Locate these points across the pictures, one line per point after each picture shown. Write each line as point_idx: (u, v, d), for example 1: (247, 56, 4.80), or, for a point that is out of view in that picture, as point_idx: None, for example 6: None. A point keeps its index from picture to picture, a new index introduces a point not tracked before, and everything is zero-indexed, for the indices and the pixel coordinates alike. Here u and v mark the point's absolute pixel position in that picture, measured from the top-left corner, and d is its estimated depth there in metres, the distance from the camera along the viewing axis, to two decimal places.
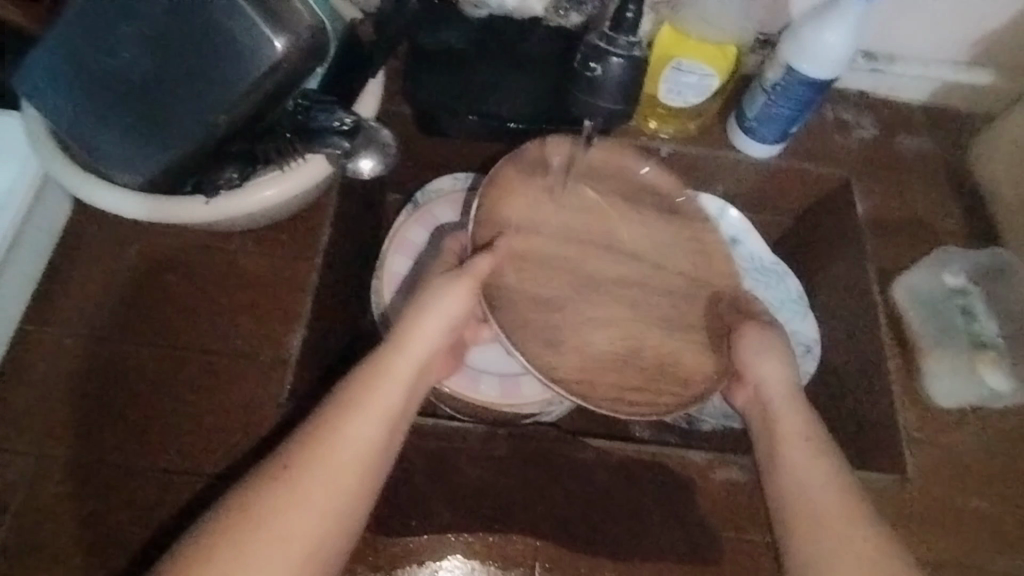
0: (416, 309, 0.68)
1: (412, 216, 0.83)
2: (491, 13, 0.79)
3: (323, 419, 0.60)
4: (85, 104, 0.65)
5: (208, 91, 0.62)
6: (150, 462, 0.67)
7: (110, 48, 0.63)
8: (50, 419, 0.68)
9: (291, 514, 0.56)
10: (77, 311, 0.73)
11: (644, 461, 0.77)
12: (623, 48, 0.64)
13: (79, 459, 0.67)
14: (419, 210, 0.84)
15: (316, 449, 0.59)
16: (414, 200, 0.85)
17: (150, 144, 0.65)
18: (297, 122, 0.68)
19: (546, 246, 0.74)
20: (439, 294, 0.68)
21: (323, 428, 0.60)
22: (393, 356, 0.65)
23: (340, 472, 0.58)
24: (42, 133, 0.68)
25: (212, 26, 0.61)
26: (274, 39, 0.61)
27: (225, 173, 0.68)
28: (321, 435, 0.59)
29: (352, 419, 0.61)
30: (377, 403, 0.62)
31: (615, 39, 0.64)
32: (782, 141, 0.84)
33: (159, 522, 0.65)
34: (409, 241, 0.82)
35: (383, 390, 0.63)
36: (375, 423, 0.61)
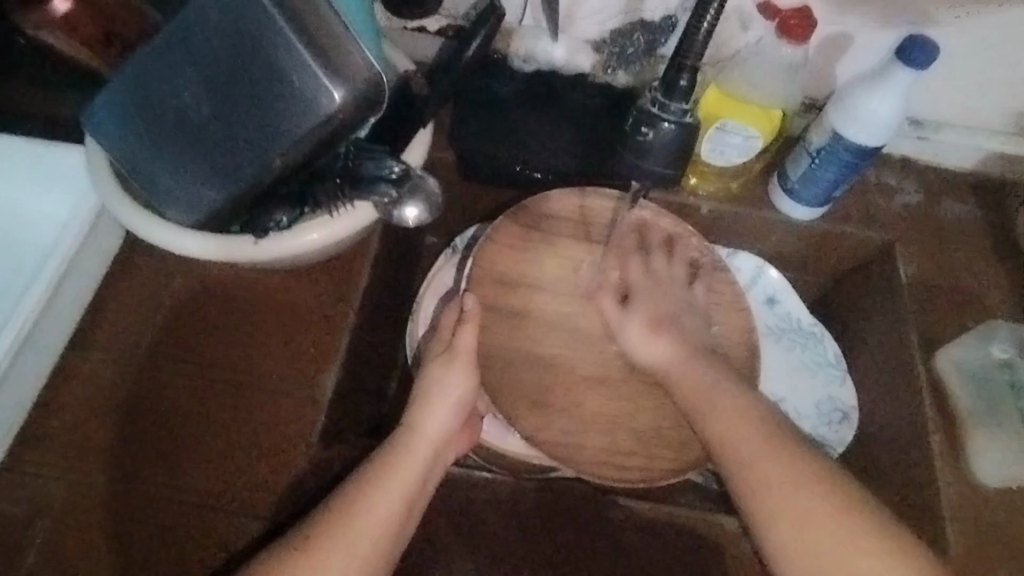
0: (427, 388, 0.70)
1: (452, 260, 0.84)
2: (540, 68, 0.82)
3: (344, 494, 0.62)
4: (143, 142, 0.67)
5: (265, 136, 0.64)
6: (181, 498, 0.67)
7: (170, 91, 0.65)
8: (89, 448, 0.69)
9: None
10: (127, 342, 0.74)
11: (671, 522, 0.76)
12: (674, 113, 0.66)
13: (113, 491, 0.67)
14: (458, 255, 0.84)
15: (338, 524, 0.60)
16: (453, 246, 0.85)
17: (204, 184, 0.67)
18: (347, 168, 0.69)
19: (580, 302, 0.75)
20: (450, 374, 0.70)
21: (343, 503, 0.61)
22: (409, 437, 0.67)
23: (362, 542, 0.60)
24: (99, 168, 0.70)
25: (273, 75, 0.63)
26: (333, 89, 0.63)
27: (274, 217, 0.70)
28: (341, 510, 0.61)
29: (372, 495, 0.62)
30: (396, 480, 0.64)
31: (666, 104, 0.66)
32: (824, 205, 0.84)
33: (186, 560, 0.65)
34: (446, 286, 0.83)
35: (406, 465, 0.65)
36: (395, 497, 0.63)
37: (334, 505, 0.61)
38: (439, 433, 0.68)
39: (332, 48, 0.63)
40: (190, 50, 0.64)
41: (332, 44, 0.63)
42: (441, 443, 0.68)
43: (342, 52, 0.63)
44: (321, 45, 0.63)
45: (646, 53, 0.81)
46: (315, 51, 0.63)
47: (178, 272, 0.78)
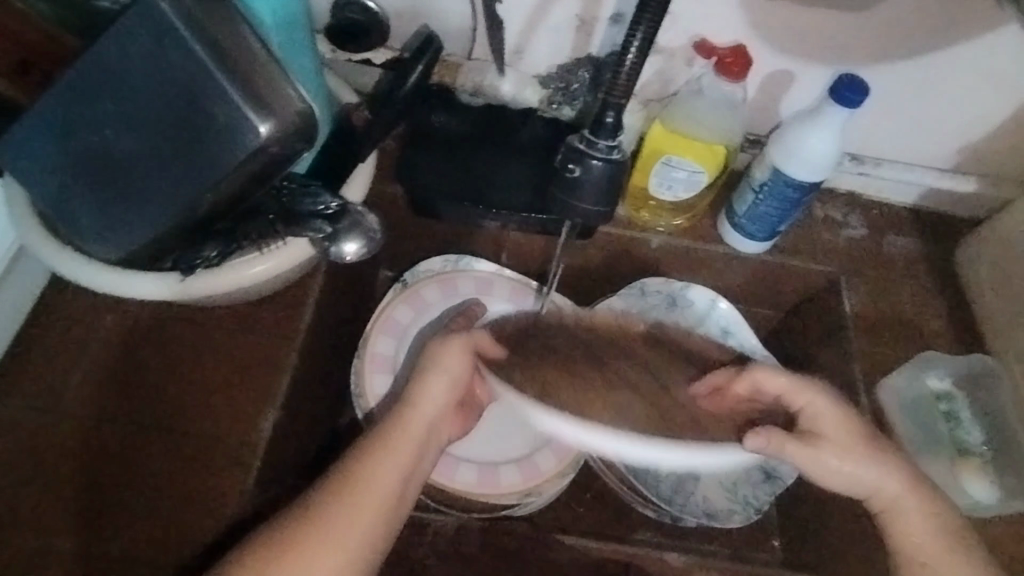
0: (431, 372, 0.66)
1: (400, 294, 0.83)
2: (487, 102, 0.83)
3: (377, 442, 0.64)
4: (56, 176, 0.63)
5: (190, 172, 0.61)
6: (112, 553, 0.64)
7: (84, 125, 0.62)
8: (7, 500, 0.66)
9: (327, 570, 0.58)
10: (50, 384, 0.71)
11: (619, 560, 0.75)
12: (602, 151, 0.62)
13: (33, 546, 0.64)
14: (407, 289, 0.83)
15: (335, 520, 0.59)
16: (403, 281, 0.84)
17: (125, 221, 0.63)
18: (281, 204, 0.66)
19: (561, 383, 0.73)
20: (450, 356, 0.66)
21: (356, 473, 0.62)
22: (401, 418, 0.65)
23: (392, 487, 0.62)
24: (16, 204, 0.66)
25: (197, 109, 0.60)
26: (259, 123, 0.60)
27: (203, 253, 0.66)
28: (330, 506, 0.60)
29: (362, 494, 0.61)
30: (386, 467, 0.62)
31: (594, 142, 0.62)
32: (770, 239, 0.85)
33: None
34: (394, 321, 0.81)
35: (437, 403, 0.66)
36: (390, 486, 0.62)
37: (319, 497, 0.61)
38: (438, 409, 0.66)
39: (264, 81, 0.61)
40: (107, 83, 0.61)
41: (259, 72, 0.60)
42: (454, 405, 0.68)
43: (273, 87, 0.61)
44: (252, 81, 0.60)
45: (591, 91, 0.81)
46: (244, 83, 0.60)
47: (110, 310, 0.75)
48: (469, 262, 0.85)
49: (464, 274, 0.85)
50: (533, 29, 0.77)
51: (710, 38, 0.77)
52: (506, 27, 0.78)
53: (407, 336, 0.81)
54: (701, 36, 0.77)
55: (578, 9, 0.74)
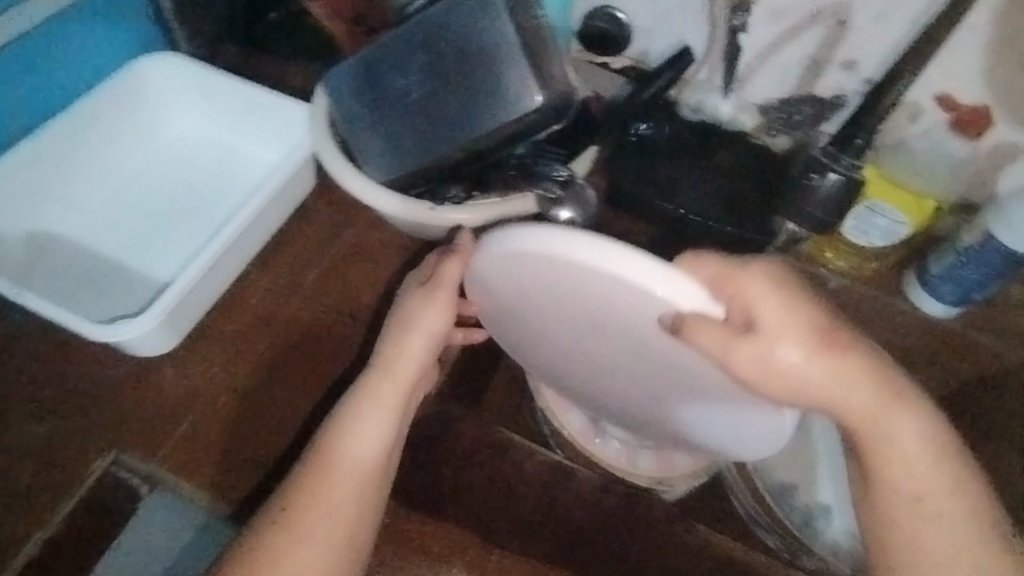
0: (398, 364, 0.62)
1: None
2: (704, 118, 0.92)
3: (338, 415, 0.62)
4: (360, 107, 0.78)
5: (466, 122, 0.74)
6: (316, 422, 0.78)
7: (393, 69, 0.77)
8: (242, 356, 0.80)
9: (308, 551, 0.56)
10: (289, 274, 0.85)
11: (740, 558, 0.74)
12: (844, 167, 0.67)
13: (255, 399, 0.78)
14: None
15: (306, 512, 0.58)
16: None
17: (403, 152, 0.77)
18: (522, 164, 0.77)
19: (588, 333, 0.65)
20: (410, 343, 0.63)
21: (322, 444, 0.61)
22: (365, 401, 0.61)
23: (363, 454, 0.61)
24: (319, 121, 0.81)
25: (487, 71, 0.72)
26: (535, 91, 0.71)
27: (451, 191, 0.79)
28: (303, 495, 0.58)
29: (325, 484, 0.59)
30: (355, 456, 0.61)
31: (837, 157, 0.68)
32: (962, 306, 0.85)
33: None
34: None
35: (402, 363, 0.63)
36: (351, 475, 0.60)
37: (287, 490, 0.59)
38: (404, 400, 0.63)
39: (546, 59, 0.72)
40: (421, 40, 0.75)
41: (545, 53, 0.72)
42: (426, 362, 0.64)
43: (552, 65, 0.72)
44: (538, 57, 0.72)
45: (811, 123, 0.87)
46: (531, 57, 0.72)
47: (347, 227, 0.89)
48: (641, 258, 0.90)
49: None
50: (768, 60, 0.84)
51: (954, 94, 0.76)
52: (743, 57, 0.85)
53: None
54: (945, 94, 0.77)
55: (815, 51, 0.80)
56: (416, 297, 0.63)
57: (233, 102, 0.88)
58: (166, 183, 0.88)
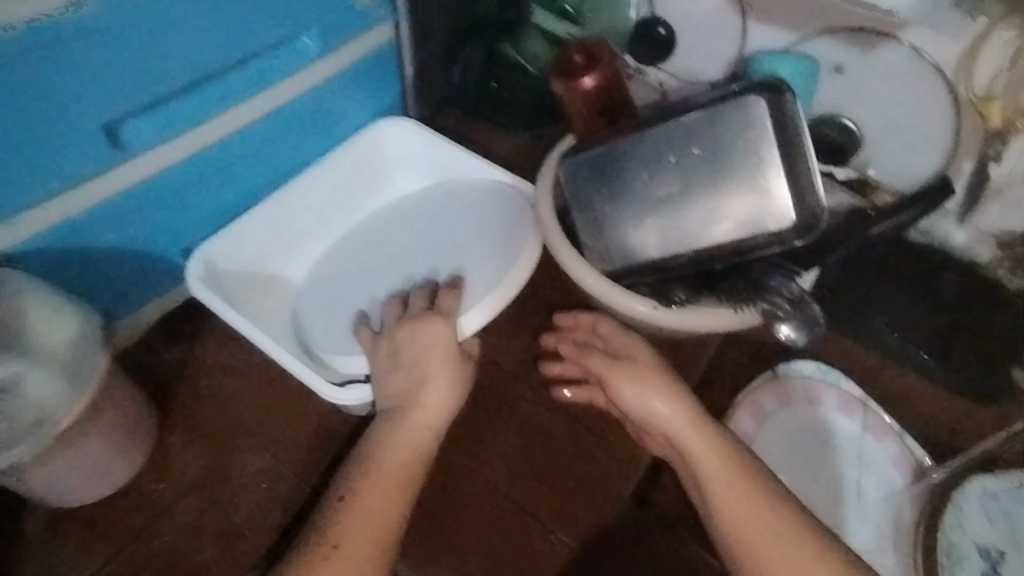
0: (423, 368, 0.70)
1: (770, 383, 0.86)
2: (930, 241, 0.88)
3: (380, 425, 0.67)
4: (593, 195, 0.77)
5: (712, 227, 0.73)
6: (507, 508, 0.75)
7: (636, 163, 0.75)
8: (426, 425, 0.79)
9: (359, 544, 0.60)
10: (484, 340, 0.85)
11: None
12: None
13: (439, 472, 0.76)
14: (778, 381, 0.86)
15: (361, 494, 0.62)
16: (774, 371, 0.86)
17: (635, 244, 0.76)
18: (753, 276, 0.74)
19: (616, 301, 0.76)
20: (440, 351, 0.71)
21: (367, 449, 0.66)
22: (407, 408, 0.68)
23: (408, 450, 0.66)
24: (543, 204, 0.80)
25: (742, 181, 0.71)
26: (790, 210, 0.71)
27: (674, 294, 0.76)
28: (362, 479, 0.63)
29: (373, 471, 0.64)
30: (410, 453, 0.65)
31: None
32: None
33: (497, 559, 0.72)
34: (759, 406, 0.85)
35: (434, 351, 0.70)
36: (402, 467, 0.64)
37: (348, 483, 0.63)
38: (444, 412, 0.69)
39: (805, 174, 0.71)
40: (670, 139, 0.74)
41: (806, 171, 0.71)
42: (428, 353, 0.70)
43: (810, 181, 0.71)
44: (797, 172, 0.71)
45: None
46: (791, 171, 0.71)
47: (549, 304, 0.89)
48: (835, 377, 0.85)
49: (831, 391, 0.85)
50: (1019, 194, 0.80)
51: None
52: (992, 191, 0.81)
53: (766, 424, 0.85)
54: None
55: None
56: (426, 316, 0.73)
57: (460, 172, 0.90)
58: (387, 240, 0.87)
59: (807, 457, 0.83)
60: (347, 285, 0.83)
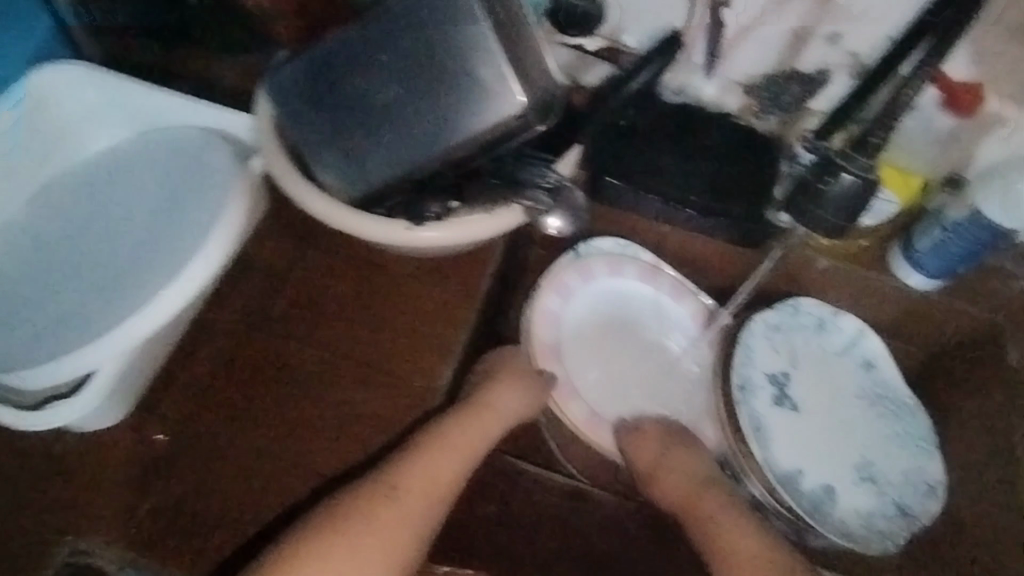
0: (452, 421, 0.74)
1: (572, 263, 0.87)
2: (686, 102, 0.86)
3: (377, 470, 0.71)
4: (319, 119, 0.70)
5: (443, 129, 0.67)
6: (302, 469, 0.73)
7: (354, 75, 0.69)
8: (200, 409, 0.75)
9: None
10: (241, 300, 0.79)
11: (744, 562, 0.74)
12: (858, 166, 0.58)
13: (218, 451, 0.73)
14: (579, 260, 0.88)
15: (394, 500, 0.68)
16: (575, 249, 0.88)
17: (370, 162, 0.70)
18: (506, 171, 0.70)
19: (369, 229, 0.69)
20: (496, 412, 0.77)
21: (353, 496, 0.68)
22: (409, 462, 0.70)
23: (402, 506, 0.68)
24: (270, 140, 0.72)
25: (460, 70, 0.66)
26: (517, 93, 0.65)
27: (427, 207, 0.71)
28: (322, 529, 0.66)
29: (407, 488, 0.69)
30: (434, 480, 0.70)
31: (853, 158, 0.59)
32: (944, 278, 0.85)
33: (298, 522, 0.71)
34: (564, 283, 0.87)
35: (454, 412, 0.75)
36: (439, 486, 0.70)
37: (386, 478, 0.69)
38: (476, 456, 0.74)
39: (526, 52, 0.66)
40: (382, 42, 0.68)
41: (526, 50, 0.66)
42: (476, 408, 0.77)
43: (531, 57, 0.66)
44: (516, 53, 0.66)
45: (799, 101, 0.83)
46: (506, 51, 0.65)
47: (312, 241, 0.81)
48: (636, 252, 0.90)
49: (631, 263, 0.89)
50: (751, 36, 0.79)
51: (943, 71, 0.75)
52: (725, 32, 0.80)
53: (571, 299, 0.87)
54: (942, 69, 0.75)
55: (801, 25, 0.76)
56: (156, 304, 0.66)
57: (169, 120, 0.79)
58: (89, 220, 0.78)
59: (608, 326, 0.89)
60: (56, 290, 0.74)
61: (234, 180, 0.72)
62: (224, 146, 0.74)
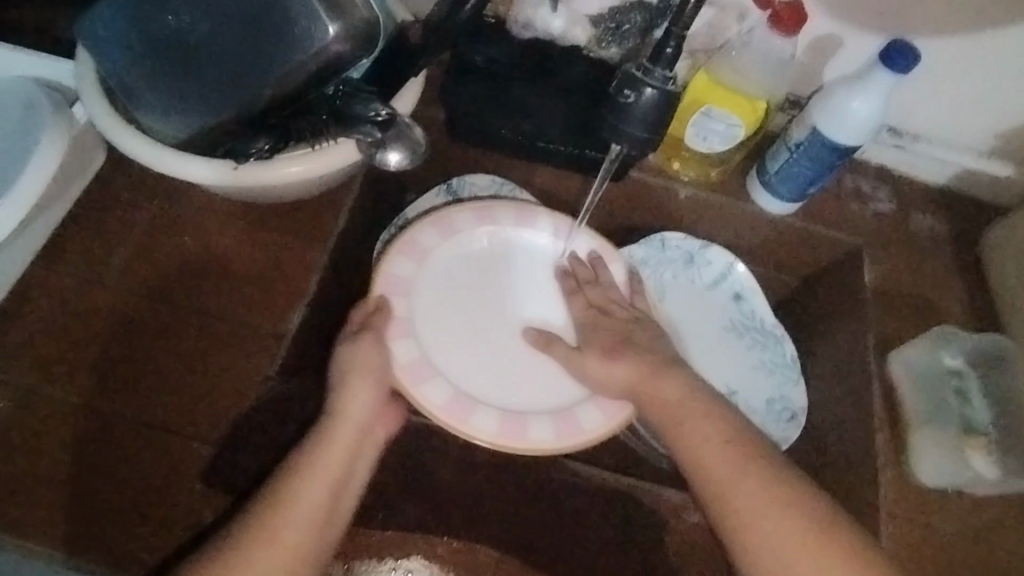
0: (356, 395, 0.68)
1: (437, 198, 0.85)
2: (536, 35, 0.84)
3: (297, 457, 0.65)
4: (136, 60, 0.68)
5: (261, 63, 0.66)
6: (151, 427, 0.70)
7: (166, 11, 0.66)
8: (35, 374, 0.71)
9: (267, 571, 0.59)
10: (78, 257, 0.75)
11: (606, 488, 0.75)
12: (657, 79, 0.63)
13: (56, 415, 0.69)
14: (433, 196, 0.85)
15: (297, 494, 0.62)
16: (448, 182, 0.87)
17: (193, 104, 0.68)
18: (334, 107, 0.69)
19: (211, 171, 0.68)
20: (353, 396, 0.68)
21: (277, 490, 0.63)
22: (326, 440, 0.66)
23: (322, 489, 0.63)
24: (90, 84, 0.69)
25: (270, 3, 0.64)
26: (328, 23, 0.64)
27: (257, 144, 0.69)
28: (254, 528, 0.61)
29: (289, 497, 0.62)
30: (307, 481, 0.63)
31: (651, 70, 0.64)
32: (798, 202, 0.87)
33: (130, 483, 0.68)
34: (417, 244, 0.77)
35: (360, 391, 0.68)
36: (324, 480, 0.64)
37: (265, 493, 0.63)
38: (356, 440, 0.67)
39: None
40: None
41: None
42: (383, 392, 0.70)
43: None
44: None
45: (640, 34, 0.82)
46: None
47: (157, 195, 0.79)
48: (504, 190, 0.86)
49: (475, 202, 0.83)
50: None
51: None
52: None
53: (427, 262, 0.77)
54: None
55: None
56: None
57: None
58: None
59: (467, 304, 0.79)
60: None
61: (51, 129, 0.72)
62: (47, 91, 0.74)
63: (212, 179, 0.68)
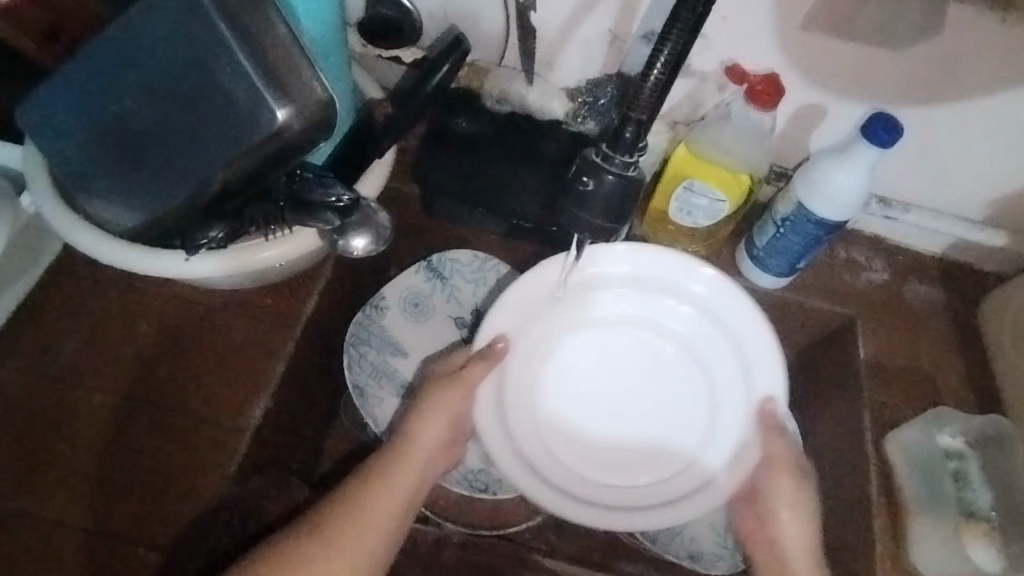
0: (413, 428, 0.73)
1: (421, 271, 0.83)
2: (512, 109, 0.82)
3: (365, 478, 0.70)
4: (81, 149, 0.65)
5: (207, 150, 0.63)
6: (98, 527, 0.66)
7: (110, 100, 0.64)
8: None
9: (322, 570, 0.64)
10: (34, 347, 0.74)
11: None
12: (617, 166, 0.66)
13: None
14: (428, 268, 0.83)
15: (360, 514, 0.67)
16: (427, 260, 0.83)
17: (138, 192, 0.65)
18: (292, 194, 0.67)
19: (181, 266, 0.68)
20: (430, 425, 0.73)
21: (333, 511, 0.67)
22: (384, 467, 0.71)
23: (383, 512, 0.68)
24: (37, 174, 0.69)
25: (212, 85, 0.62)
26: (276, 107, 0.61)
27: (208, 233, 0.67)
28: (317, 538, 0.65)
29: (371, 510, 0.68)
30: (382, 489, 0.70)
31: (611, 156, 0.66)
32: (790, 275, 0.83)
33: None
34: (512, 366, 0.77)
35: (425, 430, 0.73)
36: (396, 501, 0.69)
37: (341, 501, 0.68)
38: (422, 468, 0.73)
39: (284, 68, 0.61)
40: (131, 60, 0.63)
41: (285, 65, 0.61)
42: (449, 432, 0.75)
43: (294, 72, 0.61)
44: (273, 68, 0.61)
45: (615, 107, 0.80)
46: (262, 70, 0.61)
47: (118, 281, 0.77)
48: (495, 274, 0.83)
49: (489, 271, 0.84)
50: (565, 40, 0.76)
51: (743, 63, 0.76)
52: (539, 36, 0.77)
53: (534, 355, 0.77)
54: (734, 61, 0.76)
55: (613, 25, 0.73)
56: None
57: None
58: None
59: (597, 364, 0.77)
60: None
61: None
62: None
63: (179, 271, 0.68)
